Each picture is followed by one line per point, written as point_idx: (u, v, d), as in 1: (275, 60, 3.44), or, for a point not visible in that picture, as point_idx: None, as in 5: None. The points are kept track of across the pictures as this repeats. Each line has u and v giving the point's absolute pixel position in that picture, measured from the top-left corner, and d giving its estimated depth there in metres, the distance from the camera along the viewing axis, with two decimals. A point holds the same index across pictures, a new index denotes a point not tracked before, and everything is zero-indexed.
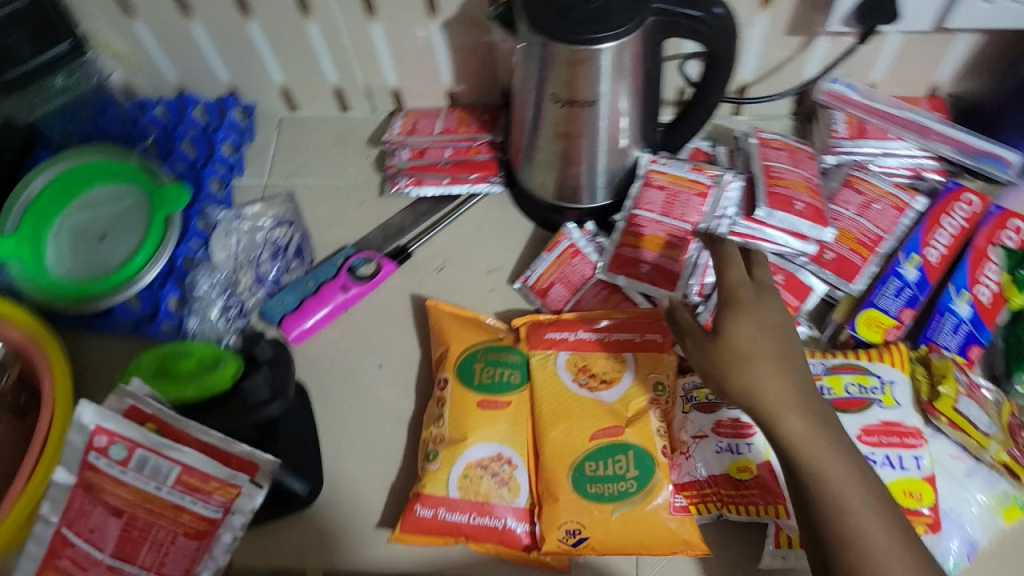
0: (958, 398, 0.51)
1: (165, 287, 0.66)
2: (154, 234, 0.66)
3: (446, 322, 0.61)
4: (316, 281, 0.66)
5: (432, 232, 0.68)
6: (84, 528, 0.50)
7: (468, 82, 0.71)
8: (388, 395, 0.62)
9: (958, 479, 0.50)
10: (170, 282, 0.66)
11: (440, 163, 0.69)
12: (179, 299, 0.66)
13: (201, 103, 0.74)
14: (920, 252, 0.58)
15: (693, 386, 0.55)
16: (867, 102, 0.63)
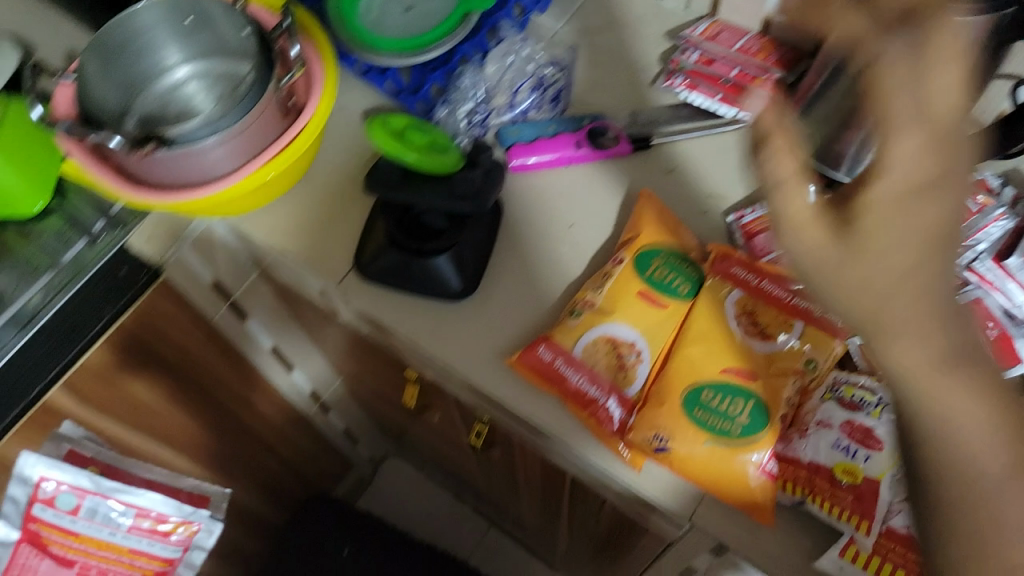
0: None
1: (434, 73, 0.69)
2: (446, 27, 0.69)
3: (649, 213, 0.62)
4: (557, 129, 0.68)
5: (679, 136, 0.68)
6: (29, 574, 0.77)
7: (791, 18, 0.69)
8: (564, 253, 0.64)
9: None
10: (440, 71, 0.69)
11: (721, 79, 0.68)
12: (440, 88, 0.70)
13: None
14: None
15: (844, 381, 0.53)
16: None
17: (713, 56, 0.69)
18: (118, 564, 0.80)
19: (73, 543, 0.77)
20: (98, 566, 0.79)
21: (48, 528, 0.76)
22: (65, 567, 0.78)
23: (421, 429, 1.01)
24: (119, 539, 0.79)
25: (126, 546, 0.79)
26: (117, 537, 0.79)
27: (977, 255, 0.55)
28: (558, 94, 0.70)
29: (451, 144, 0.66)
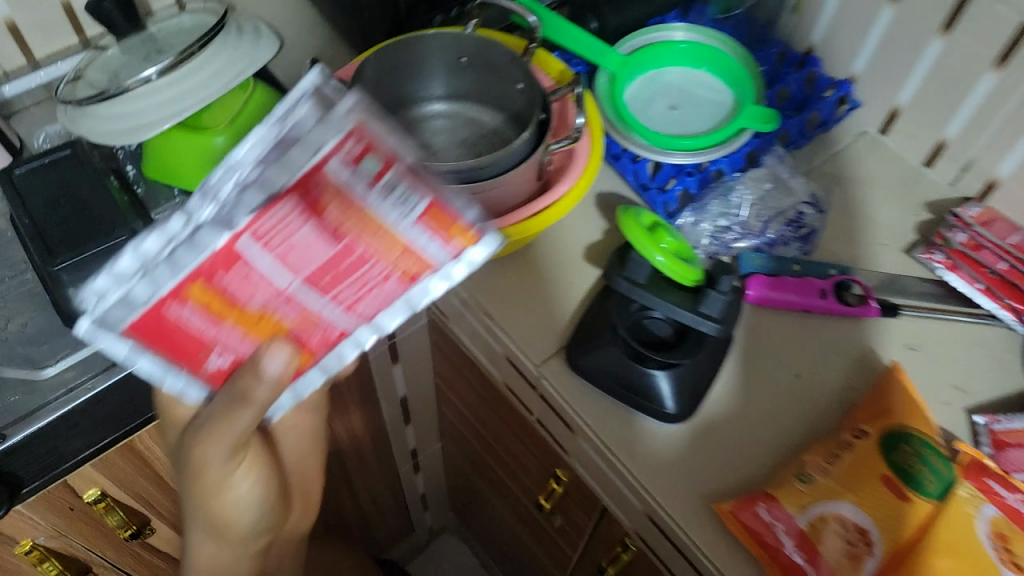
0: None
1: (687, 176, 0.66)
2: (716, 135, 0.66)
3: (896, 392, 0.56)
4: (801, 269, 0.63)
5: (930, 315, 0.63)
6: (273, 242, 0.36)
7: None
8: (788, 406, 0.59)
9: None
10: (693, 177, 0.66)
11: (987, 268, 0.62)
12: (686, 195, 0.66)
13: (816, 71, 0.74)
14: None
15: None
16: None
17: (982, 242, 0.64)
18: (380, 259, 0.38)
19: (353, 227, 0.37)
20: (361, 244, 0.37)
21: (324, 186, 0.36)
22: (319, 233, 0.36)
23: (512, 517, 0.96)
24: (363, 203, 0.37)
25: (395, 240, 0.38)
26: (387, 226, 0.37)
27: None
28: (809, 235, 0.65)
29: (693, 255, 0.61)
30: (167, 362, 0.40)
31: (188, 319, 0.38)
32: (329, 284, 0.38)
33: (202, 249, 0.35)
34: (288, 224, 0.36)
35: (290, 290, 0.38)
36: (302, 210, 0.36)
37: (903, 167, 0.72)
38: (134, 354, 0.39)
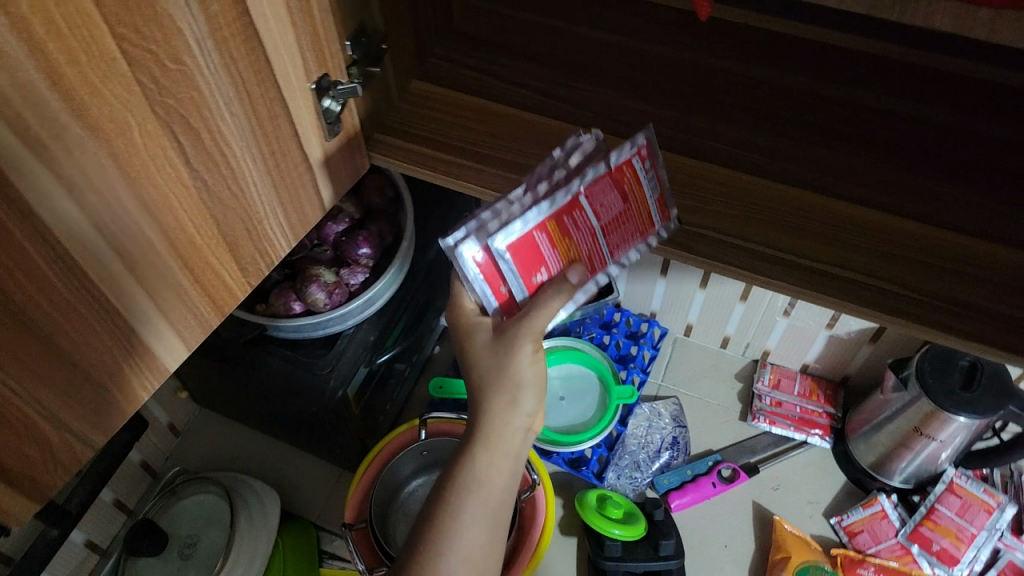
0: None
1: (598, 447, 0.93)
2: (605, 418, 0.92)
3: (791, 540, 0.85)
4: (693, 471, 0.92)
5: (777, 461, 0.93)
6: (595, 203, 0.52)
7: (877, 347, 0.88)
8: (712, 533, 0.89)
9: None
10: (603, 445, 0.93)
11: (791, 414, 0.95)
12: (604, 457, 0.93)
13: (583, 317, 1.01)
14: None
15: None
16: None
17: (781, 398, 0.96)
18: (635, 217, 0.54)
19: (629, 199, 0.54)
20: (627, 212, 0.54)
21: (625, 182, 0.53)
22: (616, 199, 0.53)
23: None
24: (640, 185, 0.54)
25: (647, 200, 0.54)
26: (647, 199, 0.54)
27: (1002, 532, 0.81)
28: (676, 437, 0.95)
29: (635, 507, 0.87)
30: (513, 277, 0.52)
31: (542, 246, 0.52)
32: (609, 234, 0.54)
33: (559, 200, 0.51)
34: (604, 193, 0.52)
35: (595, 232, 0.53)
36: (608, 183, 0.52)
37: (685, 294, 0.96)
38: (500, 259, 0.51)
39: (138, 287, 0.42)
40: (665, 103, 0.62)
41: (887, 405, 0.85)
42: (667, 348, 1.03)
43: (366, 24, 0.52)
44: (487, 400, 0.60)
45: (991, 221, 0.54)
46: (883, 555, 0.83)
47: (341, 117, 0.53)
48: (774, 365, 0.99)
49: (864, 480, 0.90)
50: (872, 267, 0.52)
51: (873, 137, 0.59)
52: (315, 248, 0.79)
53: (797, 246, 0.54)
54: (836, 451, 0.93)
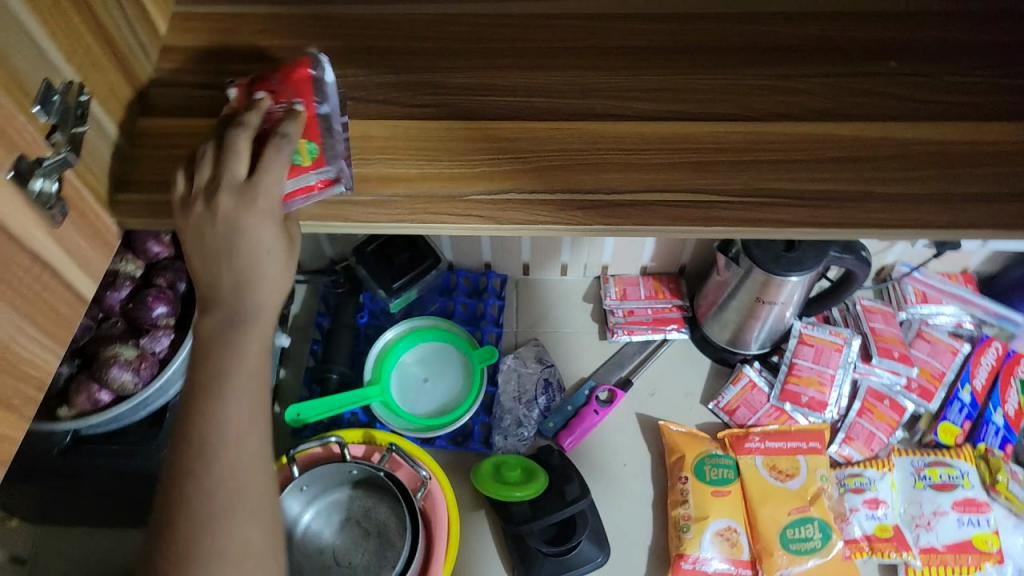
0: (1009, 482, 0.84)
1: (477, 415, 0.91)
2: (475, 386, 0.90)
3: (681, 439, 0.89)
4: (573, 405, 0.92)
5: (645, 367, 0.95)
6: None
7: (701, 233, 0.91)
8: (610, 458, 0.90)
9: (1011, 530, 0.83)
10: (480, 411, 0.92)
11: (645, 318, 0.97)
12: (485, 423, 0.91)
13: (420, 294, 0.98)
14: (970, 382, 0.90)
15: (845, 476, 0.87)
16: (927, 280, 0.94)
17: (631, 306, 0.97)
18: None
19: None
20: None
21: None
22: None
23: None
24: None
25: None
26: None
27: (854, 364, 0.90)
28: (547, 378, 0.94)
29: (529, 461, 0.87)
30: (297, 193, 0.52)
31: None
32: None
33: None
34: None
35: None
36: None
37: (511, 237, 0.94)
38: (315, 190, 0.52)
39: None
40: (418, 62, 0.55)
41: (725, 284, 0.88)
42: (512, 294, 1.01)
43: (52, 80, 0.44)
44: (238, 264, 0.48)
45: (779, 99, 0.52)
46: (762, 422, 0.90)
47: (63, 194, 0.45)
48: (616, 277, 1.00)
49: (725, 357, 0.94)
50: (682, 182, 0.50)
51: (638, 41, 0.55)
52: (102, 323, 0.70)
53: (605, 182, 0.50)
54: (694, 338, 0.96)
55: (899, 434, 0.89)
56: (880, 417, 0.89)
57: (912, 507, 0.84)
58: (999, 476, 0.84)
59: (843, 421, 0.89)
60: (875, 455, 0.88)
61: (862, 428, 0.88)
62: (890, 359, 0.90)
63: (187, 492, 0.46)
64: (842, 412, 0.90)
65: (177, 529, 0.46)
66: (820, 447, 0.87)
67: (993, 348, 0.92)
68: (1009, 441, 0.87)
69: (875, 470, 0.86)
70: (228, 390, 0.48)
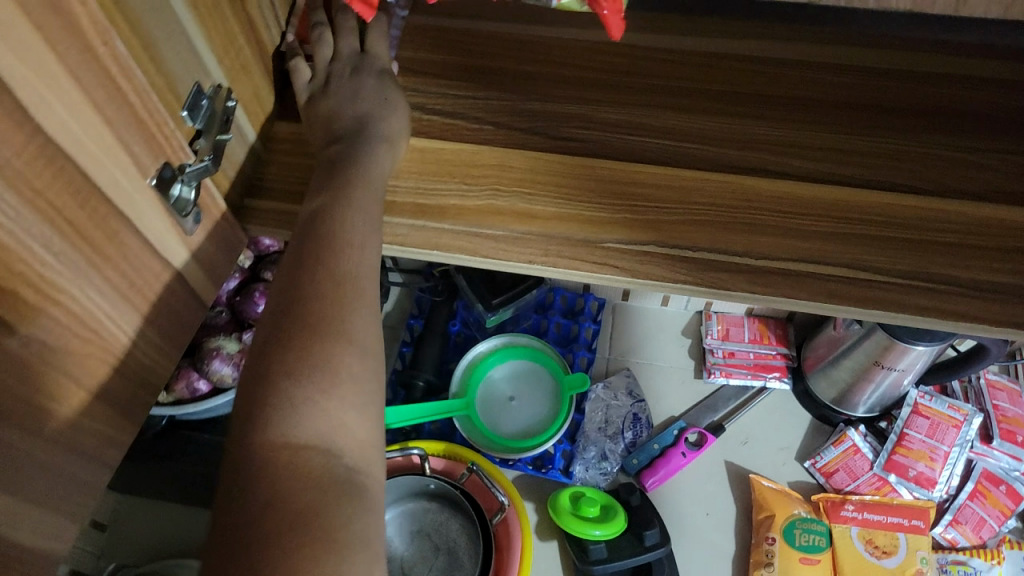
0: None
1: (561, 442, 0.89)
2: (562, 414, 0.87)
3: (771, 495, 0.84)
4: (661, 444, 0.88)
5: (740, 413, 0.91)
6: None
7: None
8: (693, 504, 0.86)
9: None
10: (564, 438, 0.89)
11: (745, 362, 0.92)
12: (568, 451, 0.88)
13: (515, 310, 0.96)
14: None
15: (946, 560, 0.80)
16: None
17: (732, 348, 0.93)
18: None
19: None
20: None
21: None
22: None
23: None
24: None
25: None
26: None
27: (971, 443, 0.84)
28: (637, 413, 0.90)
29: (610, 497, 0.83)
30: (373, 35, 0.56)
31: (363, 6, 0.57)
32: None
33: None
34: None
35: None
36: None
37: None
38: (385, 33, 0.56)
39: (3, 497, 0.34)
40: (566, 92, 0.53)
41: (840, 340, 0.83)
42: (609, 321, 0.98)
43: (201, 84, 0.43)
44: (362, 117, 0.50)
45: (957, 173, 0.47)
46: (862, 490, 0.84)
47: (199, 201, 0.44)
48: (719, 315, 0.96)
49: (828, 415, 0.88)
50: (842, 255, 0.45)
51: (806, 92, 0.51)
52: (208, 312, 0.70)
53: (755, 246, 0.46)
54: (796, 390, 0.91)
55: (1011, 523, 0.82)
56: (993, 503, 0.82)
57: None
58: None
59: (951, 502, 0.83)
60: (982, 543, 0.81)
61: (971, 513, 0.81)
62: (1012, 444, 0.83)
63: (305, 303, 0.42)
64: (950, 492, 0.83)
65: (293, 329, 0.41)
66: (923, 527, 0.81)
67: None
68: None
69: (981, 559, 0.79)
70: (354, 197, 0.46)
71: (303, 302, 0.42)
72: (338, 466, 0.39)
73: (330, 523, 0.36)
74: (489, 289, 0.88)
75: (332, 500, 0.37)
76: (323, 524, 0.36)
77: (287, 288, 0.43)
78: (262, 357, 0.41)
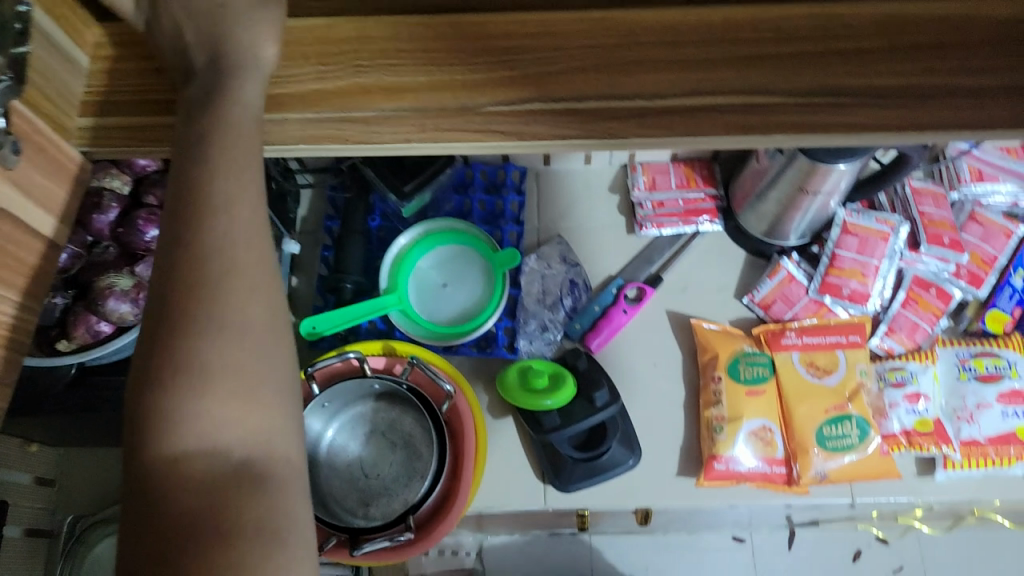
0: None
1: (501, 320, 0.87)
2: (498, 291, 0.85)
3: (713, 337, 0.84)
4: (601, 305, 0.87)
5: (676, 261, 0.89)
6: None
7: None
8: (640, 357, 0.86)
9: None
10: (504, 316, 0.87)
11: (675, 210, 0.89)
12: (510, 328, 0.87)
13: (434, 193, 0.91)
14: None
15: (885, 369, 0.82)
16: (984, 157, 0.86)
17: (661, 198, 0.90)
18: None
19: None
20: None
21: None
22: None
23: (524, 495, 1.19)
24: None
25: None
26: None
27: (900, 253, 0.84)
28: (574, 279, 0.89)
29: (556, 365, 0.83)
30: None
31: None
32: None
33: None
34: None
35: None
36: None
37: None
38: None
39: None
40: None
41: (764, 171, 0.80)
42: (533, 187, 0.94)
43: None
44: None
45: None
46: (800, 316, 0.85)
47: (12, 128, 0.39)
48: (644, 165, 0.92)
49: (762, 249, 0.88)
50: (738, 81, 0.42)
51: None
52: (95, 250, 0.65)
53: (646, 85, 0.42)
54: (728, 228, 0.90)
55: (943, 323, 0.84)
56: (926, 307, 0.83)
57: (949, 392, 0.81)
58: None
59: (885, 312, 0.84)
60: (917, 347, 0.83)
61: (905, 320, 0.83)
62: (940, 247, 0.84)
63: (172, 297, 0.40)
64: (884, 304, 0.85)
65: (162, 328, 0.40)
66: (860, 342, 0.82)
67: None
68: None
69: (917, 363, 0.82)
70: (211, 163, 0.42)
71: (169, 292, 0.40)
72: (228, 461, 0.39)
73: (222, 523, 0.38)
74: (398, 176, 0.83)
75: (224, 500, 0.38)
76: (225, 517, 0.38)
77: (157, 282, 0.41)
78: (139, 356, 0.41)
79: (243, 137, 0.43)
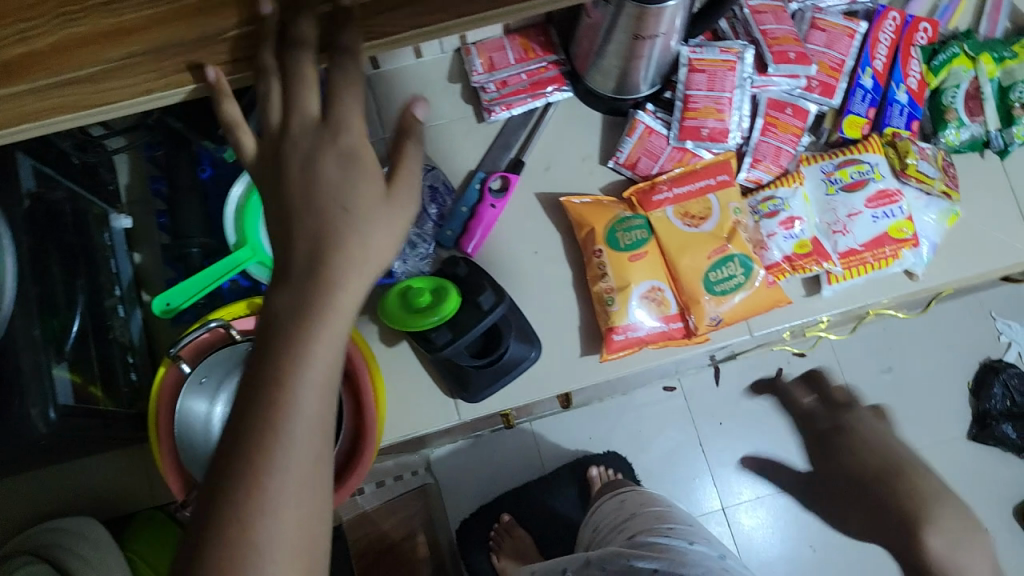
0: (917, 163, 0.80)
1: None
2: None
3: (585, 211, 0.81)
4: (468, 206, 0.82)
5: (534, 140, 0.85)
6: None
7: None
8: (519, 248, 0.83)
9: (921, 210, 0.81)
10: None
11: (520, 86, 0.83)
12: None
13: None
14: (871, 65, 0.83)
15: (758, 201, 0.82)
16: None
17: (502, 76, 0.83)
18: None
19: None
20: None
21: None
22: None
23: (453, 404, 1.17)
24: None
25: None
26: None
27: (750, 79, 0.80)
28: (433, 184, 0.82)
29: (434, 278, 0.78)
30: None
31: None
32: None
33: None
34: None
35: None
36: None
37: None
38: None
39: None
40: None
41: (596, 25, 0.75)
42: (366, 96, 0.85)
43: None
44: None
45: None
46: (666, 167, 0.83)
47: None
48: (478, 45, 0.84)
49: (616, 106, 0.84)
50: None
51: None
52: None
53: None
54: (578, 93, 0.85)
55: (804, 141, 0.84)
56: (785, 130, 0.82)
57: (820, 209, 0.82)
58: (908, 159, 0.80)
59: (748, 144, 0.83)
60: (784, 171, 0.83)
61: (767, 147, 0.82)
62: (788, 64, 0.79)
63: (254, 467, 0.40)
64: (745, 135, 0.83)
65: (239, 490, 0.40)
66: (729, 180, 0.81)
67: (891, 19, 0.83)
68: (914, 117, 0.84)
69: (786, 188, 0.81)
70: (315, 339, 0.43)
71: (246, 457, 0.40)
72: None
73: None
74: None
75: None
76: None
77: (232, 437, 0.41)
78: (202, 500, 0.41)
79: (339, 315, 0.44)
